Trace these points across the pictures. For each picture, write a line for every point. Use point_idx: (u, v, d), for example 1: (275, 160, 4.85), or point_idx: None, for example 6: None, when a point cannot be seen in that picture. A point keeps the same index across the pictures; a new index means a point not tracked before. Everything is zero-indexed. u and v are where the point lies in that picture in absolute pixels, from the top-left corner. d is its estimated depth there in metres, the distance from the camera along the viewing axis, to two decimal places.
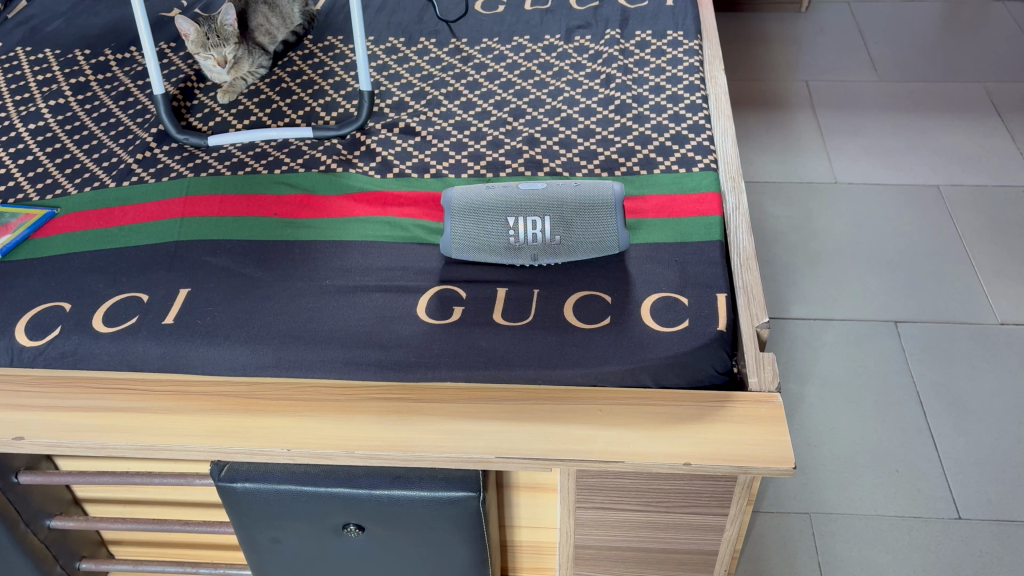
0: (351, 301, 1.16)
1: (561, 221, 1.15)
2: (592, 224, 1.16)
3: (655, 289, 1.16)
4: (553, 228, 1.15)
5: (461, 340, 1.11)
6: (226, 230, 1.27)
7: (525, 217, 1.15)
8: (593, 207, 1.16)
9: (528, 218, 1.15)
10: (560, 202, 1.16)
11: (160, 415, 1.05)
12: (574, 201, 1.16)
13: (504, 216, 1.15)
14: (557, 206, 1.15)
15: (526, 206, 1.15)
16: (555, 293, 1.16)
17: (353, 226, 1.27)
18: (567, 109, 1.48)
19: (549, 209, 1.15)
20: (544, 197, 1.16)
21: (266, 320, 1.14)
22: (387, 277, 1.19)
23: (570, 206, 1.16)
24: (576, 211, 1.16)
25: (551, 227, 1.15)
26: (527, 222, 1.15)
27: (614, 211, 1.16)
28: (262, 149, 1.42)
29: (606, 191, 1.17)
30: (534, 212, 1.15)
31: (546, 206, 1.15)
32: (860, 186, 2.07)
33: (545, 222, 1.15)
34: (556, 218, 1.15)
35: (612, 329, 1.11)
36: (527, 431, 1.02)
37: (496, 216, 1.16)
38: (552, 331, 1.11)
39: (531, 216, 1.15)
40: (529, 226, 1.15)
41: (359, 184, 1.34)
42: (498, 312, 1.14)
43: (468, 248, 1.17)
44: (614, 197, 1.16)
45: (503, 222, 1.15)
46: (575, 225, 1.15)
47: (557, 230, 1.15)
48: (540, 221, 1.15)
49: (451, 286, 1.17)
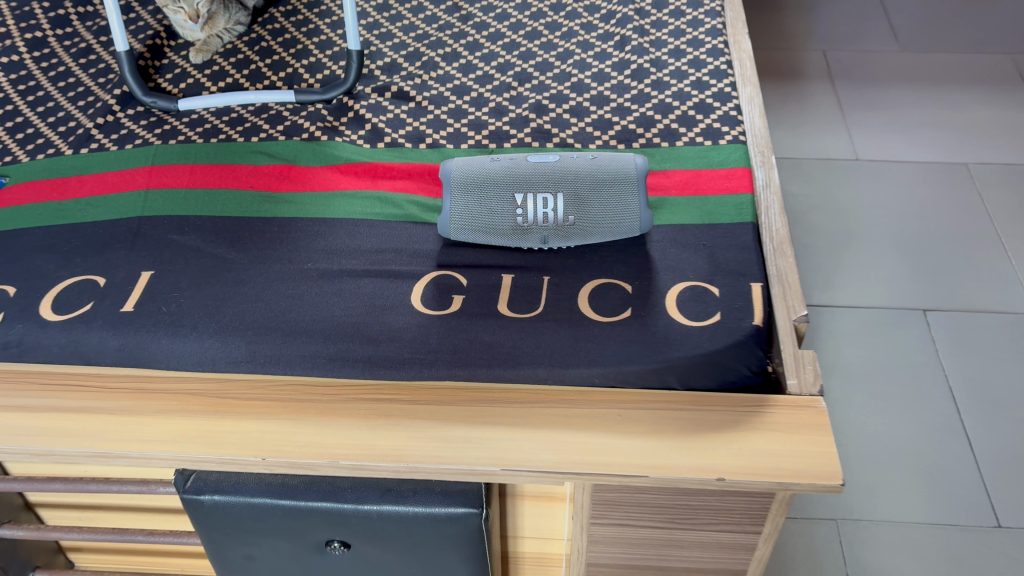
0: (336, 287, 1.02)
1: (576, 196, 1.02)
2: (611, 203, 1.02)
3: (681, 277, 1.02)
4: (567, 206, 1.01)
5: (461, 333, 0.97)
6: (196, 205, 1.13)
7: (535, 192, 1.01)
8: (613, 183, 1.02)
9: (539, 195, 1.01)
10: (576, 177, 1.02)
11: (115, 416, 0.92)
12: (591, 174, 1.02)
13: (510, 191, 1.02)
14: (572, 180, 1.02)
15: (537, 179, 1.02)
16: (568, 281, 1.02)
17: (340, 202, 1.13)
18: (577, 73, 1.33)
19: (562, 183, 1.02)
20: (557, 171, 1.02)
21: (239, 308, 1.00)
22: (376, 260, 1.05)
23: (586, 180, 1.02)
24: (593, 188, 1.02)
25: (564, 204, 1.01)
26: (537, 198, 1.01)
27: (637, 189, 1.02)
28: (239, 114, 1.28)
29: (627, 164, 1.03)
30: (545, 186, 1.01)
31: (558, 179, 1.02)
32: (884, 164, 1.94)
33: (557, 198, 1.01)
34: (569, 194, 1.02)
35: (633, 322, 0.98)
36: (537, 441, 0.89)
37: (502, 192, 1.02)
38: (564, 324, 0.98)
39: (541, 191, 1.01)
40: (539, 203, 1.01)
41: (347, 154, 1.20)
42: (503, 303, 1.00)
43: (469, 228, 1.03)
44: (638, 171, 1.02)
45: (510, 198, 1.02)
46: (591, 202, 1.02)
47: (571, 208, 1.01)
48: (552, 196, 1.01)
49: (449, 272, 1.03)
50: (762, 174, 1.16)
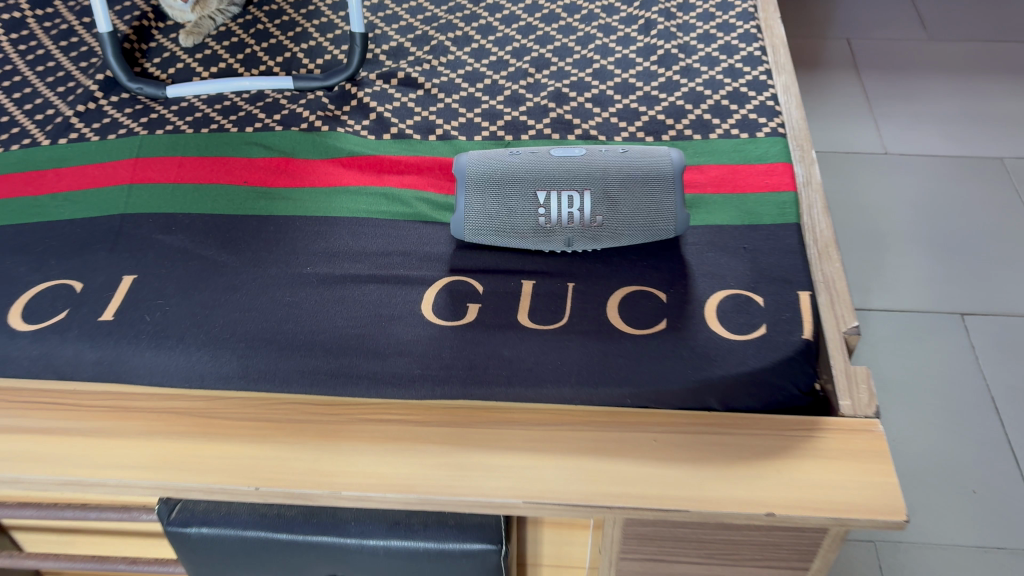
0: (338, 295, 0.91)
1: (605, 194, 0.92)
2: (644, 201, 0.92)
3: (721, 285, 0.92)
4: (594, 205, 0.92)
5: (477, 347, 0.87)
6: (184, 201, 1.03)
7: (559, 189, 0.92)
8: (646, 179, 0.92)
9: (563, 193, 0.92)
10: (605, 173, 0.92)
11: (92, 439, 0.82)
12: (622, 169, 0.92)
13: (531, 189, 0.92)
14: (601, 176, 0.92)
15: (561, 176, 0.92)
16: (596, 289, 0.92)
17: (343, 199, 1.03)
18: (600, 59, 1.23)
19: (589, 179, 0.92)
20: (584, 166, 0.92)
21: (231, 317, 0.90)
22: (383, 264, 0.95)
23: (616, 176, 0.92)
24: (624, 185, 0.92)
25: (591, 203, 0.91)
26: (562, 196, 0.92)
27: (673, 187, 0.93)
28: (233, 102, 1.17)
29: (661, 158, 0.93)
30: (570, 183, 0.92)
31: (585, 175, 0.92)
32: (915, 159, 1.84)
33: (584, 196, 0.91)
34: (598, 191, 0.92)
35: (668, 336, 0.87)
36: (564, 470, 0.79)
37: (522, 189, 0.92)
38: (592, 337, 0.88)
39: (567, 188, 0.92)
40: (564, 201, 0.91)
41: (351, 147, 1.09)
42: (524, 312, 0.90)
43: (486, 230, 0.93)
44: (674, 168, 0.93)
45: (531, 196, 0.92)
46: (621, 201, 0.92)
47: (599, 207, 0.92)
48: (578, 194, 0.91)
49: (463, 278, 0.93)
50: (805, 170, 1.06)
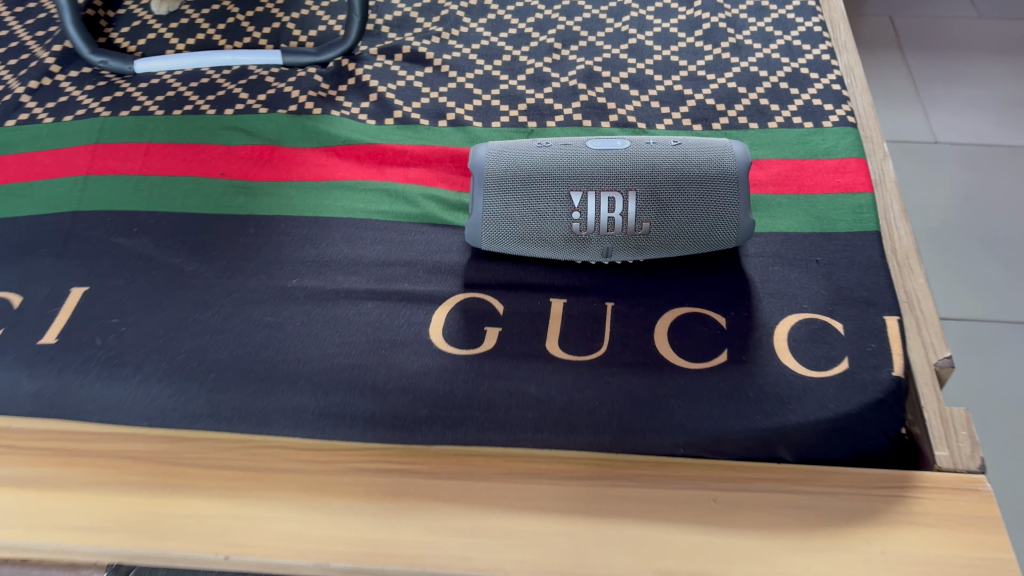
0: (329, 314, 0.76)
1: (654, 196, 0.76)
2: (700, 204, 0.76)
3: (791, 307, 0.76)
4: (641, 209, 0.76)
5: (496, 382, 0.71)
6: (148, 198, 0.87)
7: (599, 189, 0.76)
8: (704, 178, 0.76)
9: (603, 194, 0.76)
10: (654, 170, 0.76)
11: (23, 493, 0.66)
12: (674, 166, 0.76)
13: (565, 188, 0.76)
14: (649, 174, 0.76)
15: (601, 173, 0.76)
16: (640, 311, 0.76)
17: (337, 196, 0.87)
18: (636, 33, 1.06)
19: (635, 178, 0.76)
20: (629, 161, 0.76)
21: (198, 340, 0.74)
22: (383, 275, 0.79)
23: (668, 175, 0.76)
24: (677, 185, 0.76)
25: (638, 207, 0.76)
26: (603, 198, 0.76)
27: (735, 188, 0.76)
28: (211, 79, 1.01)
29: (719, 153, 0.77)
30: (613, 182, 0.76)
31: (630, 173, 0.76)
32: (979, 119, 1.64)
33: (629, 199, 0.76)
34: (646, 192, 0.76)
35: (730, 370, 0.72)
36: (604, 539, 0.63)
37: (553, 188, 0.76)
38: (637, 371, 0.72)
39: (608, 188, 0.76)
40: (605, 204, 0.76)
41: (347, 132, 0.93)
42: (554, 339, 0.74)
43: (509, 236, 0.78)
44: (737, 165, 0.77)
45: (565, 198, 0.76)
46: (673, 204, 0.76)
47: (646, 211, 0.76)
48: (623, 196, 0.76)
49: (481, 296, 0.77)
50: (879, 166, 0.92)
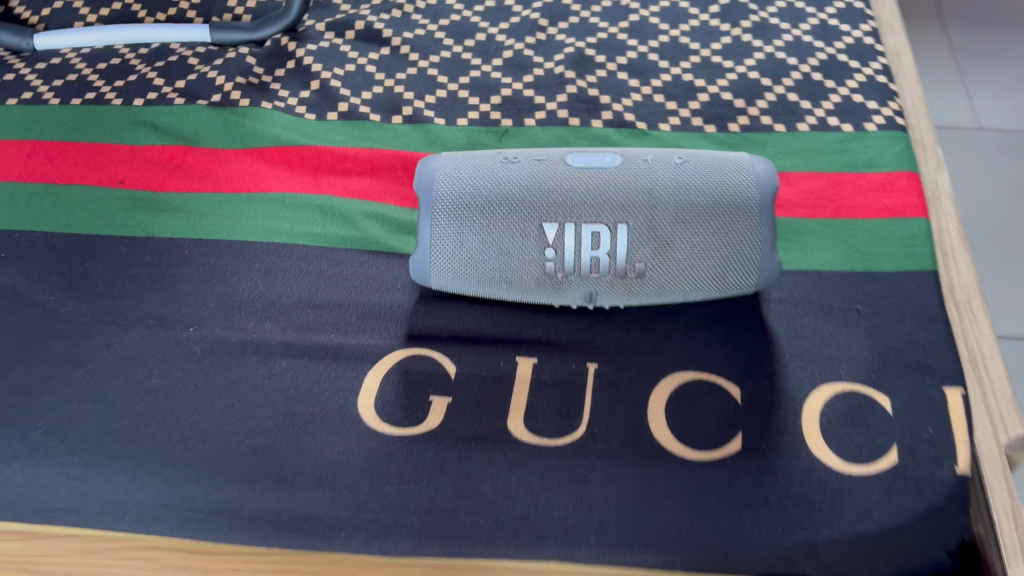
0: (231, 377, 0.59)
1: (652, 231, 0.59)
2: (710, 242, 0.59)
3: (824, 375, 0.59)
4: (634, 248, 0.59)
5: (440, 474, 0.55)
6: (27, 213, 0.70)
7: (581, 221, 0.58)
8: (717, 208, 0.59)
9: (586, 228, 0.58)
10: (653, 197, 0.58)
11: None
12: (680, 193, 0.59)
13: (537, 218, 0.59)
14: (646, 203, 0.58)
15: (585, 201, 0.58)
16: (630, 375, 0.59)
17: (258, 213, 0.69)
18: (638, 7, 0.87)
19: (628, 207, 0.58)
20: (621, 185, 0.59)
21: (61, 408, 0.58)
22: (304, 323, 0.62)
23: (671, 204, 0.58)
24: (682, 218, 0.58)
25: (630, 244, 0.59)
26: (586, 232, 0.58)
27: (757, 222, 0.59)
28: (123, 59, 0.83)
29: (737, 175, 0.60)
30: (599, 212, 0.58)
31: (622, 200, 0.58)
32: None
33: (619, 234, 0.58)
34: (641, 226, 0.58)
35: (745, 464, 0.55)
36: None
37: (521, 219, 0.59)
38: (624, 461, 0.55)
39: (592, 220, 0.58)
40: (589, 240, 0.59)
41: (278, 130, 0.76)
42: (519, 415, 0.57)
43: (464, 276, 0.61)
44: (760, 191, 0.59)
45: (537, 230, 0.59)
46: (676, 241, 0.59)
47: (641, 250, 0.59)
48: (612, 230, 0.58)
49: (428, 355, 0.60)
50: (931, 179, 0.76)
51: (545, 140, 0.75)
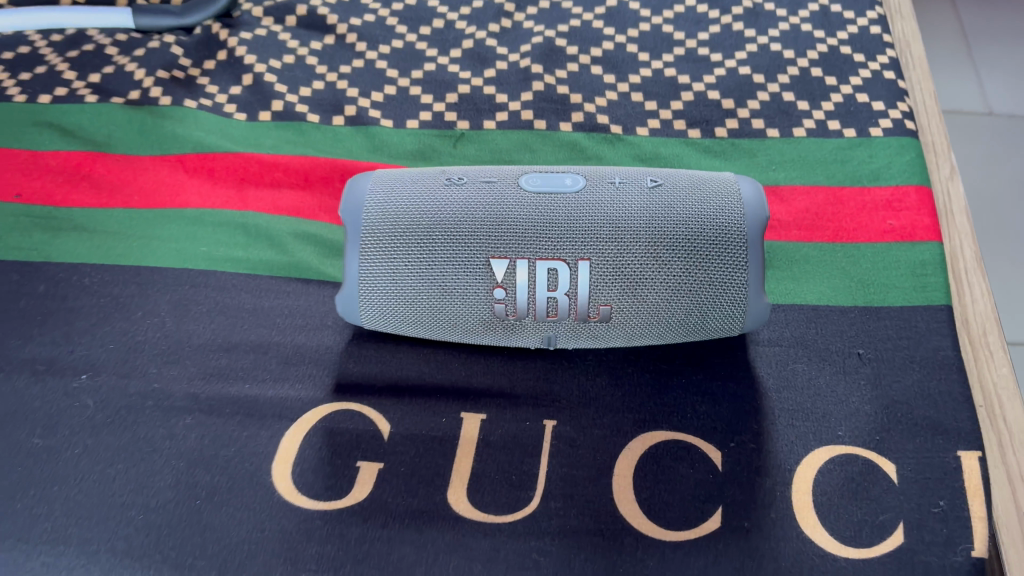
0: (126, 437, 0.50)
1: (619, 269, 0.49)
2: (688, 281, 0.50)
3: (819, 436, 0.51)
4: (597, 287, 0.50)
5: (366, 558, 0.46)
6: None
7: (534, 257, 0.49)
8: (696, 241, 0.49)
9: (541, 264, 0.49)
10: (620, 228, 0.49)
11: None
12: (651, 223, 0.49)
13: (483, 253, 0.50)
14: (613, 235, 0.49)
15: (538, 233, 0.49)
16: (593, 436, 0.51)
17: (173, 234, 0.61)
18: None
19: (590, 240, 0.49)
20: (582, 214, 0.49)
21: None
22: (216, 372, 0.53)
23: (641, 236, 0.49)
24: (654, 253, 0.49)
25: (593, 284, 0.49)
26: (541, 269, 0.49)
27: (744, 255, 0.50)
28: (32, 47, 0.73)
29: (720, 199, 0.50)
30: (556, 246, 0.49)
31: (583, 232, 0.49)
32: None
33: (581, 271, 0.49)
34: (606, 262, 0.49)
35: (728, 545, 0.47)
36: None
37: (464, 253, 0.50)
38: (583, 541, 0.47)
39: (547, 255, 0.49)
40: (544, 279, 0.49)
41: (201, 134, 0.66)
42: (461, 483, 0.49)
43: (401, 317, 0.52)
44: (747, 220, 0.50)
45: (483, 267, 0.50)
46: (648, 280, 0.50)
47: (607, 290, 0.50)
48: (571, 267, 0.49)
49: (358, 410, 0.52)
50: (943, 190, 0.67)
51: (506, 146, 0.66)
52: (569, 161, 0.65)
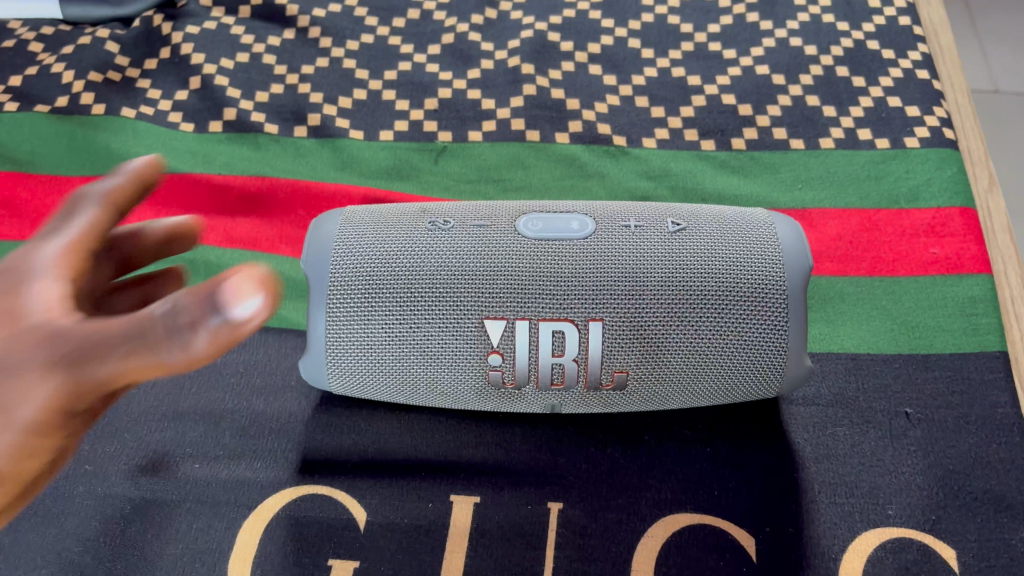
0: (51, 534, 0.42)
1: (638, 331, 0.40)
2: (719, 344, 0.41)
3: (868, 516, 0.44)
4: (612, 353, 0.41)
5: None
6: None
7: (537, 318, 0.40)
8: (728, 298, 0.41)
9: (544, 324, 0.40)
10: (639, 283, 0.40)
11: None
12: (677, 278, 0.40)
13: (475, 314, 0.41)
14: (631, 292, 0.40)
15: (540, 288, 0.40)
16: (606, 521, 0.44)
17: None
18: None
19: (602, 297, 0.40)
20: (594, 265, 0.40)
21: None
22: (161, 448, 0.45)
23: (663, 293, 0.40)
24: (678, 312, 0.40)
25: (607, 349, 0.41)
26: (544, 332, 0.40)
27: (785, 314, 0.41)
28: None
29: (755, 248, 0.42)
30: (562, 304, 0.40)
31: (593, 287, 0.40)
32: None
33: (592, 335, 0.40)
34: (622, 323, 0.40)
35: None
36: None
37: (449, 311, 0.41)
38: None
39: (552, 314, 0.40)
40: (549, 343, 0.41)
41: (140, 148, 0.57)
42: None
43: (376, 383, 0.44)
44: (788, 271, 0.41)
45: (475, 328, 0.41)
46: (673, 344, 0.41)
47: (622, 355, 0.41)
48: (581, 330, 0.40)
49: (330, 494, 0.44)
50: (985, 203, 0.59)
51: (495, 161, 0.57)
52: (568, 178, 0.57)
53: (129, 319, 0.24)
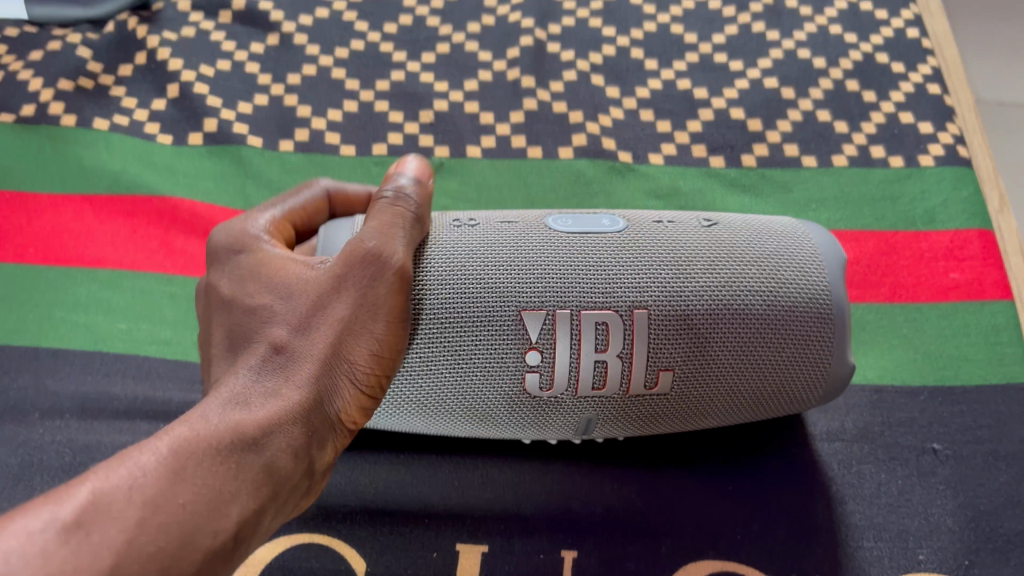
0: None
1: (687, 320, 0.36)
2: (769, 339, 0.37)
3: (901, 560, 0.41)
4: (661, 347, 0.36)
5: None
6: None
7: (579, 308, 0.35)
8: (774, 289, 0.37)
9: (591, 316, 0.35)
10: (684, 272, 0.37)
11: None
12: (721, 270, 0.37)
13: (511, 307, 0.35)
14: (676, 281, 0.36)
15: (577, 277, 0.36)
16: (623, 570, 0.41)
17: (81, 299, 0.48)
18: None
19: (646, 285, 0.36)
20: (636, 254, 0.37)
21: None
22: None
23: (708, 280, 0.37)
24: (726, 299, 0.36)
25: (653, 340, 0.36)
26: (586, 324, 0.35)
27: (831, 306, 0.38)
28: None
29: (789, 247, 0.39)
30: (603, 291, 0.36)
31: (637, 275, 0.36)
32: None
33: (638, 328, 0.35)
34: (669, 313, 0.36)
35: None
36: None
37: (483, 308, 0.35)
38: None
39: (598, 305, 0.35)
40: (591, 337, 0.35)
41: (116, 163, 0.53)
42: None
43: (383, 404, 0.38)
44: (828, 266, 0.38)
45: (510, 324, 0.35)
46: (722, 339, 0.36)
47: (668, 350, 0.36)
48: (626, 323, 0.35)
49: (328, 543, 0.41)
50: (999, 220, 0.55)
51: (495, 179, 0.54)
52: (573, 197, 0.54)
53: (388, 215, 0.35)
